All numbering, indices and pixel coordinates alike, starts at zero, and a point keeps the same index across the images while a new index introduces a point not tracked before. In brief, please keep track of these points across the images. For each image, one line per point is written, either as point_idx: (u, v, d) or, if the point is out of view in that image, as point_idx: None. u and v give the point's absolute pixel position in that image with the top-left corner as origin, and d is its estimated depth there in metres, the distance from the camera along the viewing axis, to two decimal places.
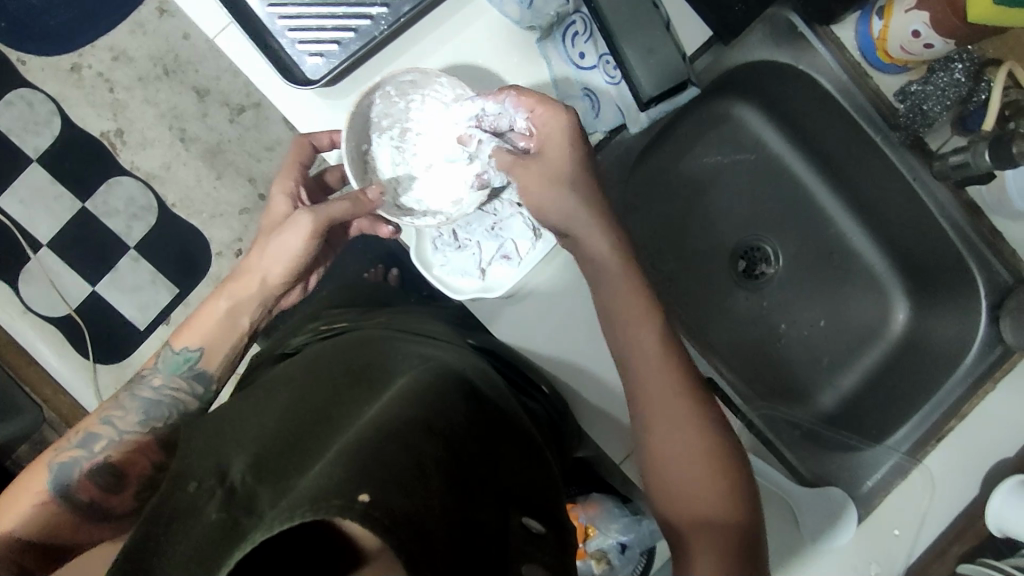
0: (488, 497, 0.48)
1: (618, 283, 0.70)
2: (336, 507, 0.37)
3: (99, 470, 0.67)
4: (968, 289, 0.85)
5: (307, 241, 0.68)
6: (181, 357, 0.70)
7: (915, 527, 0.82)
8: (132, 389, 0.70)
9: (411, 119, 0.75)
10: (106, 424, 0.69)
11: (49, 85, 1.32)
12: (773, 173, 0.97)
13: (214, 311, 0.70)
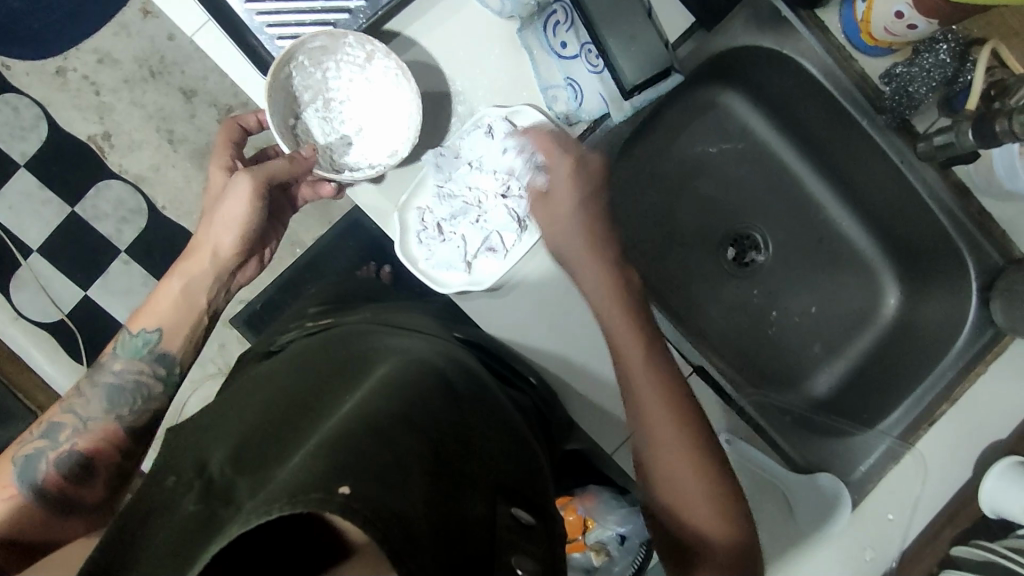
0: (472, 489, 0.47)
1: (614, 308, 0.72)
2: (315, 501, 0.36)
3: (64, 461, 0.65)
4: (959, 270, 0.84)
5: (251, 206, 0.70)
6: (140, 340, 0.69)
7: (909, 511, 0.82)
8: (94, 376, 0.69)
9: (331, 87, 0.74)
10: (70, 412, 0.67)
11: (35, 90, 1.31)
12: (762, 160, 0.96)
13: (168, 289, 0.72)
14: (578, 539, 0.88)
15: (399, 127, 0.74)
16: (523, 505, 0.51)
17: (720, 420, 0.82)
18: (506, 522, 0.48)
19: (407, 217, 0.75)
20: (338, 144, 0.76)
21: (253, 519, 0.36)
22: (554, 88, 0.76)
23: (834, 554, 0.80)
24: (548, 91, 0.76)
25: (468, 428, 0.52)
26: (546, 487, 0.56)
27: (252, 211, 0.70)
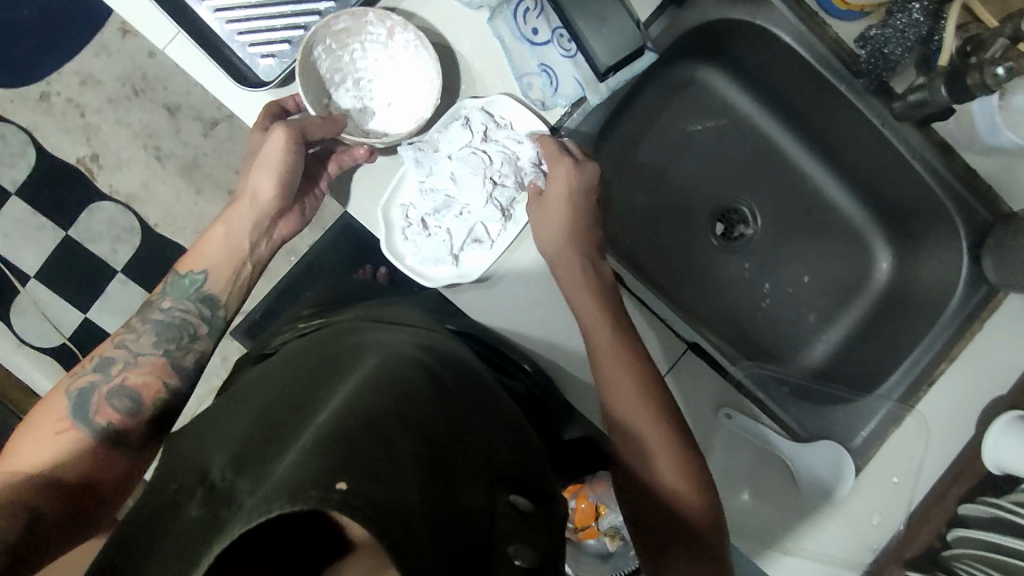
0: (468, 483, 0.46)
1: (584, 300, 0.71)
2: (313, 499, 0.35)
3: (117, 394, 0.63)
4: (949, 229, 0.84)
5: (284, 154, 0.68)
6: (187, 280, 0.69)
7: (913, 473, 0.82)
8: (144, 313, 0.68)
9: (360, 68, 0.75)
10: (121, 348, 0.66)
11: (21, 116, 1.31)
12: (745, 133, 0.96)
13: (212, 238, 0.71)
14: (591, 526, 0.90)
15: (422, 95, 0.75)
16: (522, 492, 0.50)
17: (719, 395, 0.82)
18: (506, 510, 0.47)
19: (392, 213, 0.76)
20: (367, 120, 0.76)
21: (254, 518, 0.35)
22: (529, 76, 0.76)
23: (842, 522, 0.82)
24: (523, 79, 0.76)
25: (460, 419, 0.51)
26: (546, 479, 0.55)
27: (288, 167, 0.69)
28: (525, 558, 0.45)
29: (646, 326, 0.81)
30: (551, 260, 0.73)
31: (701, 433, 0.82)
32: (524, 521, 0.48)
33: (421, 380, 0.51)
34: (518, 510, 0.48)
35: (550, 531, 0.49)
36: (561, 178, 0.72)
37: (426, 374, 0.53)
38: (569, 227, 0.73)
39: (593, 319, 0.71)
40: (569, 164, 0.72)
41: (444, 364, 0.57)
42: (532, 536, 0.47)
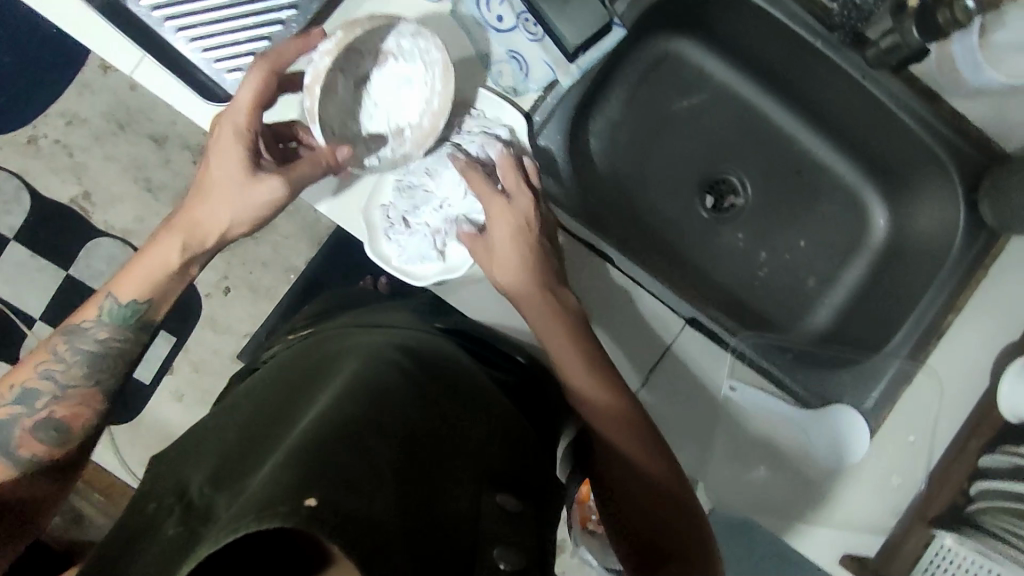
0: (451, 487, 0.46)
1: (546, 323, 0.69)
2: (279, 515, 0.34)
3: (43, 427, 0.63)
4: (942, 176, 0.82)
5: (274, 198, 0.67)
6: (128, 310, 0.66)
7: (928, 431, 0.80)
8: (71, 338, 0.65)
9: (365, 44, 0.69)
10: (45, 377, 0.64)
11: (11, 161, 1.32)
12: (724, 102, 0.95)
13: (159, 250, 0.67)
14: None
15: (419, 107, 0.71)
16: (508, 493, 0.50)
17: (722, 368, 0.80)
18: (491, 511, 0.47)
19: (372, 214, 0.74)
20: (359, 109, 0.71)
21: (222, 535, 0.35)
22: (497, 63, 0.75)
23: (863, 488, 0.80)
24: (492, 67, 0.75)
25: (444, 422, 0.51)
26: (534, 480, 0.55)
27: (270, 210, 0.68)
28: (511, 561, 0.44)
29: (644, 306, 0.78)
30: (511, 301, 0.72)
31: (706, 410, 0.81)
32: (509, 521, 0.48)
33: (403, 386, 0.51)
34: (503, 509, 0.48)
35: (535, 534, 0.49)
36: (500, 217, 0.71)
37: (409, 379, 0.52)
38: (521, 263, 0.70)
39: (558, 343, 0.69)
40: (500, 198, 0.71)
41: (428, 368, 0.56)
42: (523, 539, 0.47)
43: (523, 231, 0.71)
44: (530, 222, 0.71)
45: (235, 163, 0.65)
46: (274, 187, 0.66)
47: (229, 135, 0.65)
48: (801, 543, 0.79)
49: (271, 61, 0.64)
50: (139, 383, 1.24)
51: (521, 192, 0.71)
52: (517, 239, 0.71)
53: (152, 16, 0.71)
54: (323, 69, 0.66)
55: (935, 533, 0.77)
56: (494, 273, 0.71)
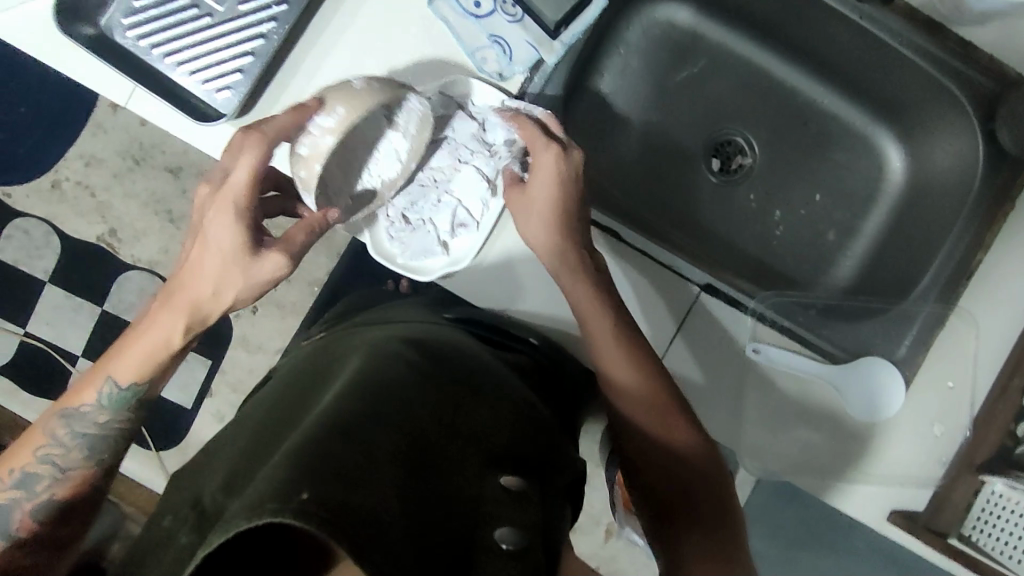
0: (452, 472, 0.46)
1: (578, 282, 0.68)
2: (270, 512, 0.35)
3: (42, 509, 0.64)
4: (957, 110, 0.79)
5: (272, 273, 0.62)
6: (127, 394, 0.64)
7: (968, 375, 0.77)
8: (69, 422, 0.65)
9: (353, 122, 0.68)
10: (45, 461, 0.64)
11: (37, 209, 1.29)
12: (718, 59, 0.92)
13: (159, 328, 0.63)
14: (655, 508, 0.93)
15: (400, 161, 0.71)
16: (515, 472, 0.50)
17: (742, 330, 0.79)
18: (496, 493, 0.47)
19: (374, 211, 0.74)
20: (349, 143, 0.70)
21: (221, 536, 0.36)
22: (480, 50, 0.75)
23: (903, 439, 0.78)
24: (476, 54, 0.74)
25: (450, 410, 0.51)
26: (542, 460, 0.55)
27: (271, 286, 0.63)
28: (513, 540, 0.44)
29: (656, 278, 0.77)
30: (537, 248, 0.69)
31: (731, 375, 0.79)
32: (515, 501, 0.48)
33: (406, 378, 0.51)
34: (509, 490, 0.48)
35: (540, 509, 0.49)
36: (547, 166, 0.67)
37: (413, 370, 0.53)
38: (560, 214, 0.68)
39: (589, 306, 0.68)
40: (556, 151, 0.67)
41: (435, 358, 0.57)
42: (524, 516, 0.47)
43: (570, 182, 0.68)
44: (581, 175, 0.69)
45: (232, 242, 0.60)
46: (277, 265, 0.61)
47: (223, 209, 0.60)
48: (846, 502, 0.77)
49: (267, 135, 0.60)
50: (181, 409, 1.21)
51: (574, 146, 0.69)
52: (562, 191, 0.68)
53: (139, 46, 0.74)
54: (328, 149, 0.62)
55: (984, 480, 0.74)
56: (526, 222, 0.69)
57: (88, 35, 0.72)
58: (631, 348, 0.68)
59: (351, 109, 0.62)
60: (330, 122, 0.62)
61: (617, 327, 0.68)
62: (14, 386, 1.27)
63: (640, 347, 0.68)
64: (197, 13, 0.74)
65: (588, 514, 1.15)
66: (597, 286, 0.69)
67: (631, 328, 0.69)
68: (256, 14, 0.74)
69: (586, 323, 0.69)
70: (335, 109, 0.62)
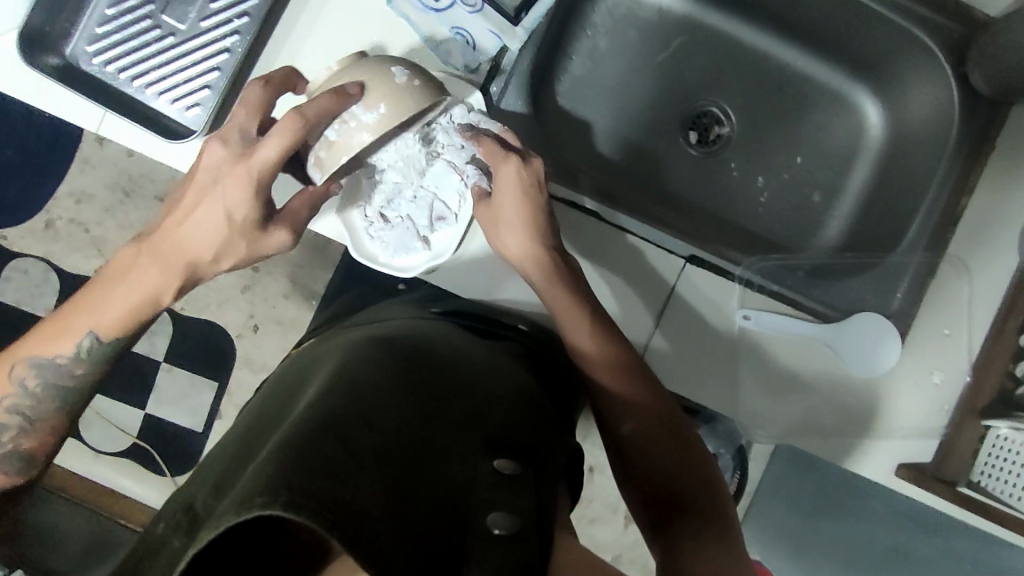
0: (440, 465, 0.45)
1: (556, 289, 0.69)
2: (256, 506, 0.35)
3: (8, 460, 0.64)
4: (927, 57, 0.79)
5: (277, 245, 0.64)
6: (103, 348, 0.64)
7: (964, 322, 0.76)
8: (38, 371, 0.64)
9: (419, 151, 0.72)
10: (14, 409, 0.64)
11: (33, 249, 1.27)
12: (689, 34, 0.92)
13: (146, 283, 0.63)
14: None
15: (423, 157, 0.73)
16: (510, 457, 0.49)
17: (730, 297, 0.78)
18: (488, 477, 0.46)
19: (352, 213, 0.74)
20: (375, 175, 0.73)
21: (208, 534, 0.36)
22: (444, 44, 0.75)
23: (906, 392, 0.77)
24: (440, 48, 0.75)
25: (435, 401, 0.51)
26: (538, 442, 0.54)
27: (269, 256, 0.65)
28: (505, 525, 0.42)
29: (642, 254, 0.78)
30: (517, 262, 0.71)
31: (725, 347, 0.78)
32: (509, 484, 0.46)
33: (389, 375, 0.51)
34: (502, 473, 0.47)
35: (540, 490, 0.47)
36: (510, 179, 0.68)
37: (396, 367, 0.53)
38: (531, 227, 0.69)
39: (569, 313, 0.69)
40: (515, 162, 0.68)
41: (422, 356, 0.57)
42: (520, 499, 0.45)
43: (535, 192, 0.69)
44: (543, 184, 0.69)
45: (249, 213, 0.60)
46: (283, 242, 0.63)
47: (240, 179, 0.59)
48: (857, 462, 0.76)
49: (305, 121, 0.58)
50: (191, 432, 1.21)
51: (533, 154, 0.69)
52: (527, 201, 0.68)
53: (106, 72, 0.75)
54: (359, 145, 0.63)
55: (989, 425, 0.73)
56: (501, 236, 0.70)
57: (54, 65, 0.73)
58: (612, 347, 0.68)
59: (394, 109, 0.63)
60: (369, 117, 0.63)
61: (597, 333, 0.69)
62: None
63: (619, 345, 0.69)
64: (160, 33, 0.75)
65: (606, 501, 1.14)
66: (575, 292, 0.69)
67: (616, 333, 0.70)
68: (219, 29, 0.75)
69: (565, 324, 0.69)
70: (376, 105, 0.63)
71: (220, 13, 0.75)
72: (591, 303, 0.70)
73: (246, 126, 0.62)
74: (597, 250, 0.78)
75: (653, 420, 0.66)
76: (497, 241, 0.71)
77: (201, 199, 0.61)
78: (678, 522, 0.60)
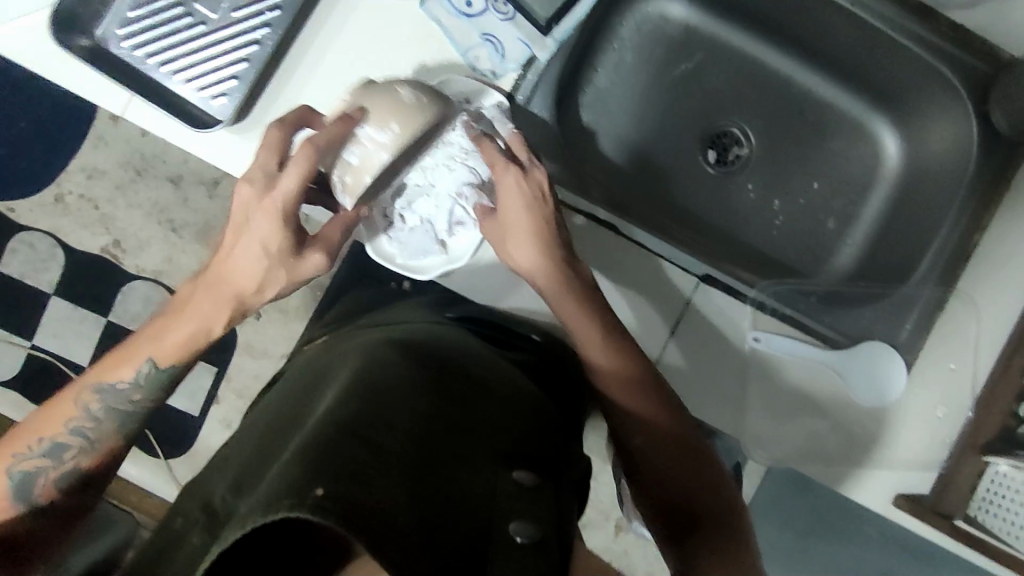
0: (459, 473, 0.46)
1: (566, 297, 0.66)
2: (286, 507, 0.35)
3: (64, 478, 0.64)
4: (951, 93, 0.80)
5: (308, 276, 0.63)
6: (161, 374, 0.64)
7: (971, 358, 0.77)
8: (103, 396, 0.63)
9: (440, 182, 0.74)
10: (76, 432, 0.63)
11: (41, 222, 1.27)
12: (715, 54, 0.93)
13: (197, 318, 0.62)
14: None
15: (447, 187, 0.74)
16: (527, 469, 0.50)
17: (744, 320, 0.79)
18: (508, 488, 0.47)
19: (372, 215, 0.74)
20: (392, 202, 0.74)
21: (237, 532, 0.37)
22: (473, 49, 0.75)
23: (912, 422, 0.77)
24: (468, 54, 0.75)
25: (453, 407, 0.52)
26: (551, 456, 0.55)
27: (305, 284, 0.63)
28: (528, 533, 0.42)
29: (659, 270, 0.78)
30: (525, 273, 0.68)
31: (734, 367, 0.79)
32: (529, 496, 0.47)
33: (410, 377, 0.52)
34: (522, 485, 0.47)
35: (557, 503, 0.48)
36: (511, 187, 0.65)
37: (416, 372, 0.53)
38: (537, 236, 0.66)
39: (578, 321, 0.67)
40: (516, 172, 0.65)
41: (436, 361, 0.57)
42: (536, 510, 0.45)
43: (540, 201, 0.66)
44: (547, 195, 0.66)
45: (276, 256, 0.59)
46: (319, 266, 0.62)
47: (268, 217, 0.58)
48: (855, 489, 0.77)
49: (320, 148, 0.58)
50: (187, 416, 1.21)
51: (535, 165, 0.66)
52: (531, 209, 0.65)
53: (135, 56, 0.75)
54: (379, 164, 0.64)
55: (988, 461, 0.75)
56: (508, 249, 0.67)
57: (84, 46, 0.73)
58: (621, 356, 0.67)
59: (405, 126, 0.65)
60: (383, 136, 0.64)
61: (614, 349, 0.67)
62: (21, 399, 1.25)
63: (630, 356, 0.67)
64: (191, 21, 0.75)
65: (598, 509, 1.14)
66: (585, 299, 0.67)
67: (625, 336, 0.68)
68: (250, 21, 0.75)
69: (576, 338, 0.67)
70: (388, 123, 0.64)
71: (252, 5, 0.75)
72: (602, 306, 0.68)
73: (266, 165, 0.60)
74: (614, 263, 0.78)
75: (665, 439, 0.66)
76: (505, 253, 0.68)
77: (237, 240, 0.60)
78: (698, 540, 0.63)
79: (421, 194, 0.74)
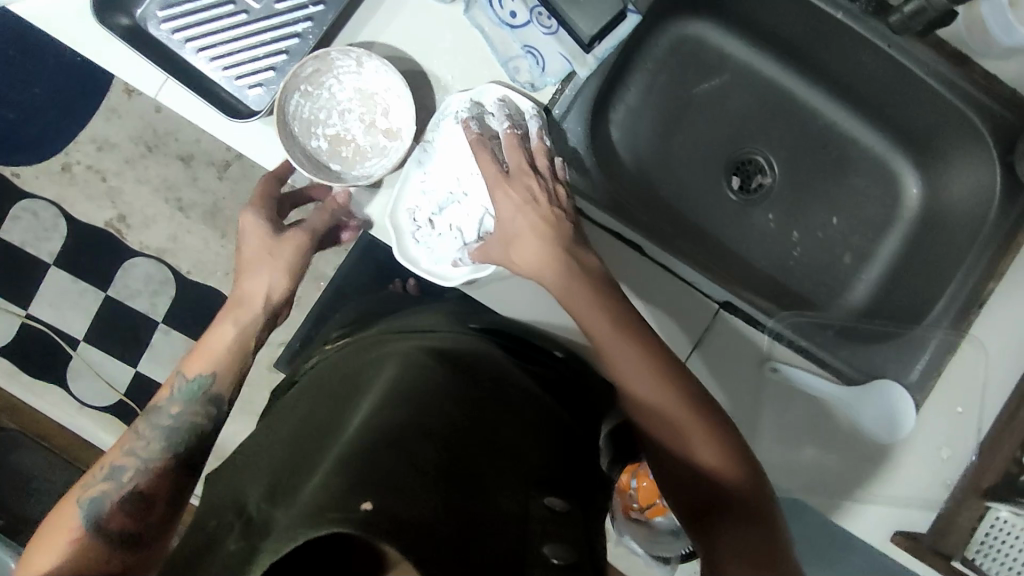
0: (494, 487, 0.46)
1: (583, 297, 0.65)
2: (335, 519, 0.35)
3: (128, 501, 0.60)
4: (977, 141, 0.80)
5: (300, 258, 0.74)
6: (194, 383, 0.66)
7: (979, 402, 0.78)
8: (150, 419, 0.65)
9: (472, 188, 0.76)
10: (129, 454, 0.63)
11: (46, 190, 1.25)
12: (748, 82, 0.94)
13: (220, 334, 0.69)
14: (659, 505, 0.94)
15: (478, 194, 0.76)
16: (557, 493, 0.51)
17: (761, 350, 0.81)
18: (541, 510, 0.48)
19: (400, 218, 0.75)
20: (424, 206, 0.75)
21: (282, 543, 0.37)
22: (514, 59, 0.75)
23: (913, 460, 0.79)
24: (510, 64, 0.75)
25: (484, 419, 0.52)
26: (576, 479, 0.55)
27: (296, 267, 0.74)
28: (564, 556, 0.44)
29: (678, 292, 0.79)
30: (531, 271, 0.68)
31: (749, 393, 0.81)
32: (560, 520, 0.48)
33: (442, 386, 0.53)
34: (554, 509, 0.48)
35: (584, 529, 0.49)
36: (503, 195, 0.70)
37: (446, 381, 0.54)
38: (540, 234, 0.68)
39: (591, 320, 0.64)
40: (501, 176, 0.70)
41: (466, 371, 0.57)
42: (568, 535, 0.47)
43: (530, 205, 0.69)
44: (537, 195, 0.69)
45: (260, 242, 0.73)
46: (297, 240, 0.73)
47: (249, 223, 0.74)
48: (852, 523, 0.78)
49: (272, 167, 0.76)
50: None
51: (520, 166, 0.70)
52: (522, 212, 0.69)
53: (174, 39, 0.74)
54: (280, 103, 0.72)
55: (989, 505, 0.74)
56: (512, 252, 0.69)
57: (124, 25, 0.73)
58: (643, 348, 0.63)
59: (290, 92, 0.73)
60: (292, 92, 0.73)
61: (627, 333, 0.63)
62: (13, 368, 1.24)
63: (646, 345, 0.63)
64: (233, 9, 0.75)
65: None
66: (600, 301, 0.65)
67: (644, 330, 0.64)
68: (292, 13, 0.75)
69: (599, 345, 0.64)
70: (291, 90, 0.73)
71: None
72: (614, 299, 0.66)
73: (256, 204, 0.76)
74: (637, 284, 0.79)
75: (679, 428, 0.61)
76: (507, 257, 0.70)
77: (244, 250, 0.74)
78: (712, 523, 0.58)
79: (453, 199, 0.76)
